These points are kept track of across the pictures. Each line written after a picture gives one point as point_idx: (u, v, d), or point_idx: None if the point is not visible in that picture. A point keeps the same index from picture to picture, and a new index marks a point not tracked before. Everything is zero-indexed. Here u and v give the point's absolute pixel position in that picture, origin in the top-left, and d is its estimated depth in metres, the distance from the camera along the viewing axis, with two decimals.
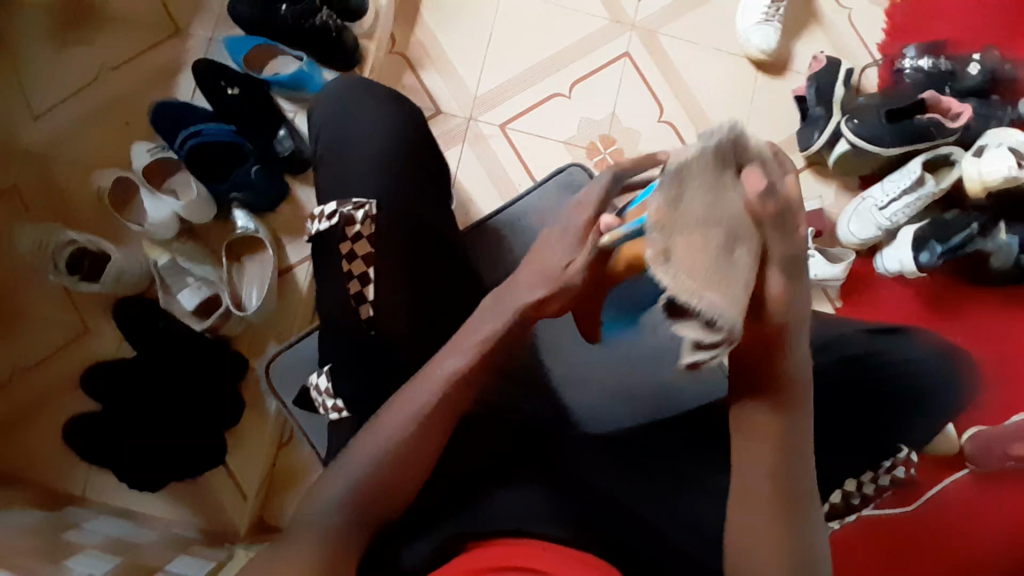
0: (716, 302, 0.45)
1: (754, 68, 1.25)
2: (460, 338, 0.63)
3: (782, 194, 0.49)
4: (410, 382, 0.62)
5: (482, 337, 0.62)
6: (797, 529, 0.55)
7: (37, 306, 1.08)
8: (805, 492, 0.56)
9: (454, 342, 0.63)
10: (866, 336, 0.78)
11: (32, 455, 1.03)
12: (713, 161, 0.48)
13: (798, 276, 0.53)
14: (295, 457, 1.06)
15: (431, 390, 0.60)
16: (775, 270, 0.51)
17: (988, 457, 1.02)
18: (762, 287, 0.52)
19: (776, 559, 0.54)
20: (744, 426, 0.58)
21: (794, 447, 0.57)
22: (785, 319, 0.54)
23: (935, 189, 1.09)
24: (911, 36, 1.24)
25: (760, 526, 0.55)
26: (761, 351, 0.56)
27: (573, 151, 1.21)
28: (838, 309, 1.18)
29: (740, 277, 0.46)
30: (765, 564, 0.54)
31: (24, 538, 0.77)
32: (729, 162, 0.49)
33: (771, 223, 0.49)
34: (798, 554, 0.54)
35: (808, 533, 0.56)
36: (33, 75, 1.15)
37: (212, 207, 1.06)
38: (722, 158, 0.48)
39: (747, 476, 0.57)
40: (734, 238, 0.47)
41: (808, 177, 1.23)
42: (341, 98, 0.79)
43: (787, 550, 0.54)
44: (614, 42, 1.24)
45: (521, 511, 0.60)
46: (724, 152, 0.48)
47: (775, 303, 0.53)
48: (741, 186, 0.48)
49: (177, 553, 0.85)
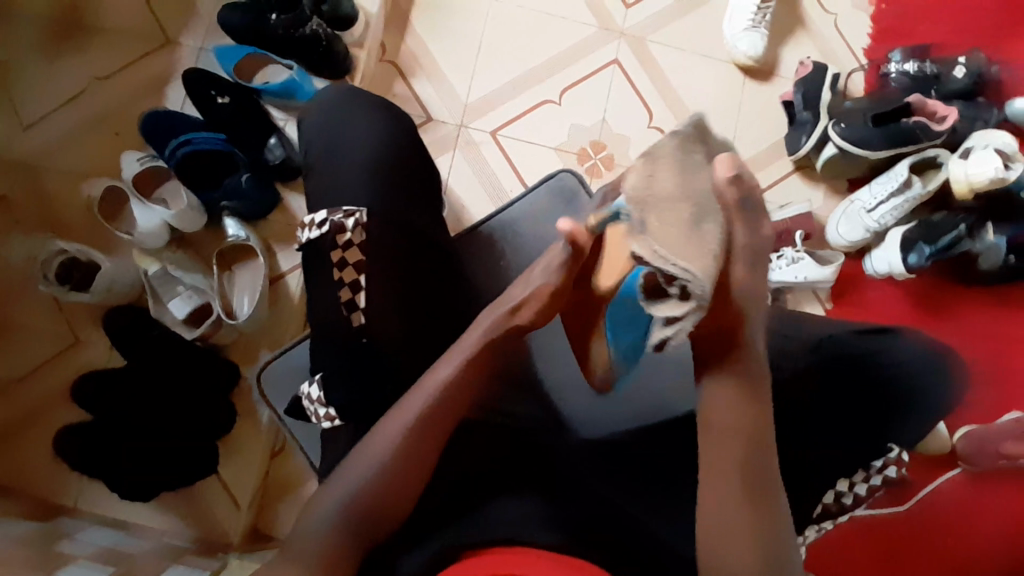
0: (689, 268, 0.50)
1: (742, 73, 1.26)
2: (457, 345, 0.64)
3: (745, 183, 0.54)
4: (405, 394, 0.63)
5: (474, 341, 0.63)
6: (776, 529, 0.54)
7: (27, 318, 1.07)
8: (770, 485, 0.56)
9: (450, 349, 0.64)
10: (857, 337, 0.77)
11: (20, 468, 1.02)
12: (681, 145, 0.54)
13: (760, 268, 0.57)
14: (287, 467, 1.08)
15: (429, 394, 0.61)
16: (738, 259, 0.55)
17: (982, 456, 1.03)
18: (726, 274, 0.56)
19: (751, 557, 0.53)
20: (714, 416, 0.58)
21: (761, 440, 0.57)
22: (744, 307, 0.57)
23: (922, 192, 1.11)
24: (895, 41, 1.26)
25: (738, 525, 0.54)
26: (721, 335, 0.58)
27: (564, 156, 1.21)
28: (829, 311, 1.19)
29: (707, 247, 0.51)
30: (742, 563, 0.53)
31: (15, 549, 0.76)
32: (697, 148, 0.56)
33: (735, 209, 0.54)
34: (772, 552, 0.53)
35: (782, 531, 0.55)
36: (21, 86, 1.15)
37: (202, 216, 1.06)
38: (688, 141, 0.55)
39: (717, 470, 0.56)
40: (702, 214, 0.52)
41: (797, 181, 1.24)
42: (331, 106, 0.80)
43: (761, 549, 0.53)
44: (603, 49, 1.25)
45: (518, 519, 0.61)
46: (693, 139, 0.55)
47: (739, 290, 0.56)
48: (711, 171, 0.54)
49: (171, 563, 0.85)
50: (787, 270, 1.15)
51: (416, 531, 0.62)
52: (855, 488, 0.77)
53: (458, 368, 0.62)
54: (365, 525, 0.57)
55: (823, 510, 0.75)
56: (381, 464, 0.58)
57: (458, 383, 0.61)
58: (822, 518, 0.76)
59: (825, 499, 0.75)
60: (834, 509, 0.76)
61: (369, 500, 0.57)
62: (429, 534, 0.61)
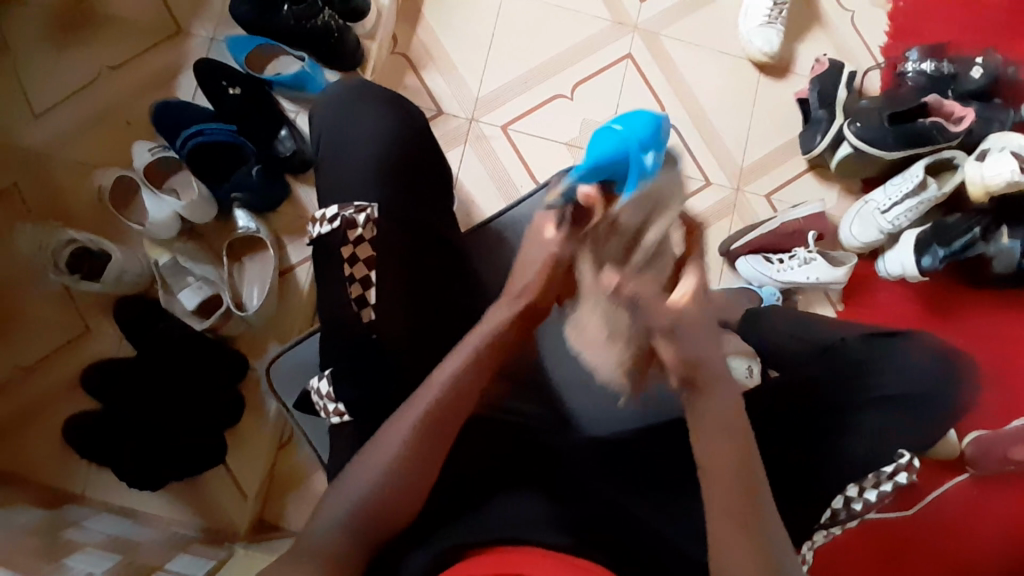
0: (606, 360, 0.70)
1: (757, 71, 1.25)
2: (458, 347, 0.65)
3: (630, 286, 0.60)
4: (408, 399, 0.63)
5: (473, 343, 0.65)
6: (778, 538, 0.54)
7: (37, 307, 1.08)
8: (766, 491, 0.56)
9: (452, 350, 0.65)
10: (866, 343, 0.79)
11: (31, 455, 1.03)
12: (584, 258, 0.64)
13: (689, 339, 0.60)
14: (292, 460, 1.07)
15: (431, 396, 0.61)
16: (661, 341, 0.61)
17: (988, 460, 1.01)
18: (659, 354, 0.62)
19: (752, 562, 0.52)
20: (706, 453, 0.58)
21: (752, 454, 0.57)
22: (693, 373, 0.60)
23: (938, 194, 1.09)
24: (912, 39, 1.24)
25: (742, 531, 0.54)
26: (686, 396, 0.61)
27: (575, 152, 1.20)
28: (840, 312, 1.18)
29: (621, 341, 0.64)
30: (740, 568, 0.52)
31: (23, 537, 0.76)
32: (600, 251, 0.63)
33: (635, 304, 0.61)
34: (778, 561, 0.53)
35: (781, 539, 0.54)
36: (32, 76, 1.15)
37: (214, 206, 1.06)
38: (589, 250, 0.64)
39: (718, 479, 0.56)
40: (610, 319, 0.64)
41: (810, 180, 1.22)
42: (343, 100, 0.79)
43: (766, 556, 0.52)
44: (616, 43, 1.24)
45: (520, 520, 0.60)
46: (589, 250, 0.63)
47: (679, 365, 0.61)
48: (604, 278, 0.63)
49: (176, 553, 0.85)
50: (799, 270, 1.14)
51: (423, 528, 0.62)
52: (865, 494, 0.72)
53: (460, 367, 0.63)
54: (373, 521, 0.57)
55: (831, 516, 0.72)
56: (389, 461, 0.58)
57: None
58: (832, 524, 0.73)
59: (834, 505, 0.72)
60: (842, 515, 0.73)
61: (377, 496, 0.57)
62: (435, 532, 0.61)
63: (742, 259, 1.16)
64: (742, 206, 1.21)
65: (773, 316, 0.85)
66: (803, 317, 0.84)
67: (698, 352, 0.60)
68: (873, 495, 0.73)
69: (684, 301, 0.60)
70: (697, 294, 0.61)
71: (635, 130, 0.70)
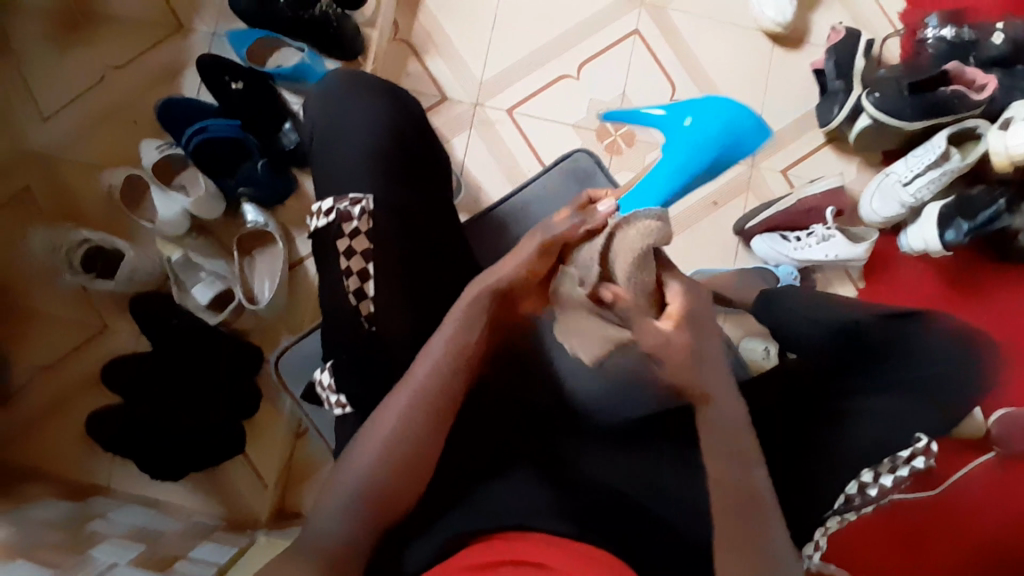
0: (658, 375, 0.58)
1: (770, 42, 1.20)
2: (449, 314, 0.63)
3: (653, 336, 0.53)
4: (389, 393, 0.63)
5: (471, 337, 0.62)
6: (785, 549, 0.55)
7: (57, 307, 1.11)
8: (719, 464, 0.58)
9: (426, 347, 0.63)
10: (885, 322, 0.76)
11: (57, 451, 1.06)
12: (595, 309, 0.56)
13: (697, 329, 0.55)
14: (308, 451, 1.08)
15: (415, 381, 0.61)
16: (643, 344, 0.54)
17: (1015, 439, 0.98)
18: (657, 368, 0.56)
19: None
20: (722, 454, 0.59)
21: None
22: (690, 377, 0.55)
23: (961, 163, 1.04)
24: (933, 4, 1.19)
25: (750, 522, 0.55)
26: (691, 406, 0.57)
27: (582, 133, 1.18)
28: (861, 291, 1.15)
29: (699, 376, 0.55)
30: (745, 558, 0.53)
31: (50, 532, 0.79)
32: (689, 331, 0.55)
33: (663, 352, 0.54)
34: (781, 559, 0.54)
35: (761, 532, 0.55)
36: (40, 78, 1.16)
37: (223, 202, 1.08)
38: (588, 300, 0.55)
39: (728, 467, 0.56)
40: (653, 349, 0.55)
41: (828, 154, 1.19)
42: (337, 92, 0.78)
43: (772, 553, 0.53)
44: (623, 19, 1.20)
45: (523, 508, 0.60)
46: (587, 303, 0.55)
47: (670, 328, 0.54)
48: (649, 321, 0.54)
49: (198, 541, 0.88)
50: (817, 247, 1.11)
51: (426, 513, 0.62)
52: (881, 479, 0.70)
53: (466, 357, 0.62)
54: (381, 505, 0.58)
55: (846, 501, 0.70)
56: (384, 434, 0.59)
57: (458, 372, 0.62)
58: (846, 509, 0.70)
59: (848, 491, 0.70)
60: (858, 501, 0.71)
61: (385, 482, 0.58)
62: (440, 515, 0.62)
63: (757, 238, 1.13)
64: (757, 184, 1.18)
65: (790, 298, 0.83)
66: (822, 295, 0.82)
67: (688, 376, 0.55)
68: (889, 481, 0.71)
69: (671, 328, 0.54)
70: (686, 311, 0.55)
71: (709, 118, 0.78)
